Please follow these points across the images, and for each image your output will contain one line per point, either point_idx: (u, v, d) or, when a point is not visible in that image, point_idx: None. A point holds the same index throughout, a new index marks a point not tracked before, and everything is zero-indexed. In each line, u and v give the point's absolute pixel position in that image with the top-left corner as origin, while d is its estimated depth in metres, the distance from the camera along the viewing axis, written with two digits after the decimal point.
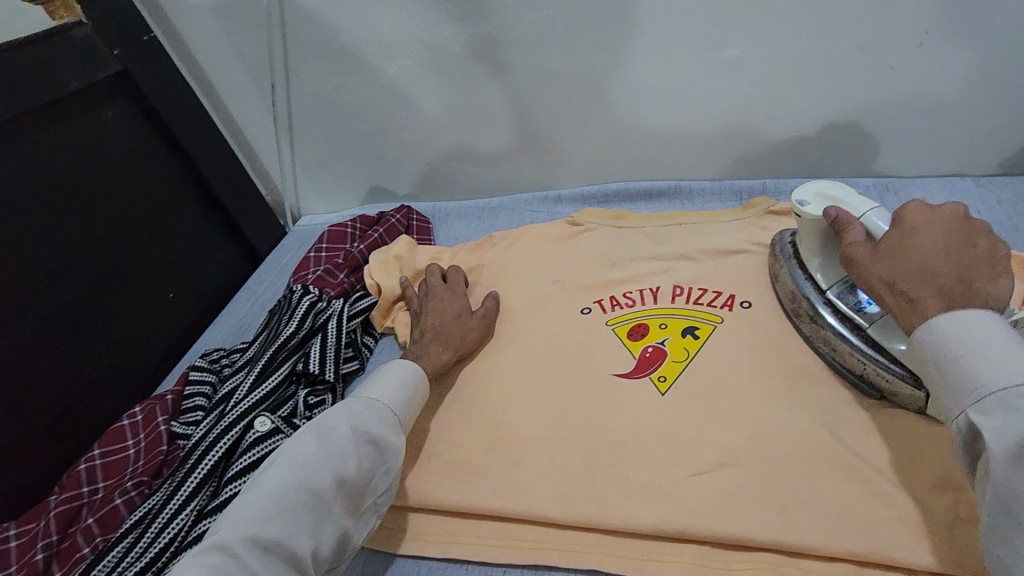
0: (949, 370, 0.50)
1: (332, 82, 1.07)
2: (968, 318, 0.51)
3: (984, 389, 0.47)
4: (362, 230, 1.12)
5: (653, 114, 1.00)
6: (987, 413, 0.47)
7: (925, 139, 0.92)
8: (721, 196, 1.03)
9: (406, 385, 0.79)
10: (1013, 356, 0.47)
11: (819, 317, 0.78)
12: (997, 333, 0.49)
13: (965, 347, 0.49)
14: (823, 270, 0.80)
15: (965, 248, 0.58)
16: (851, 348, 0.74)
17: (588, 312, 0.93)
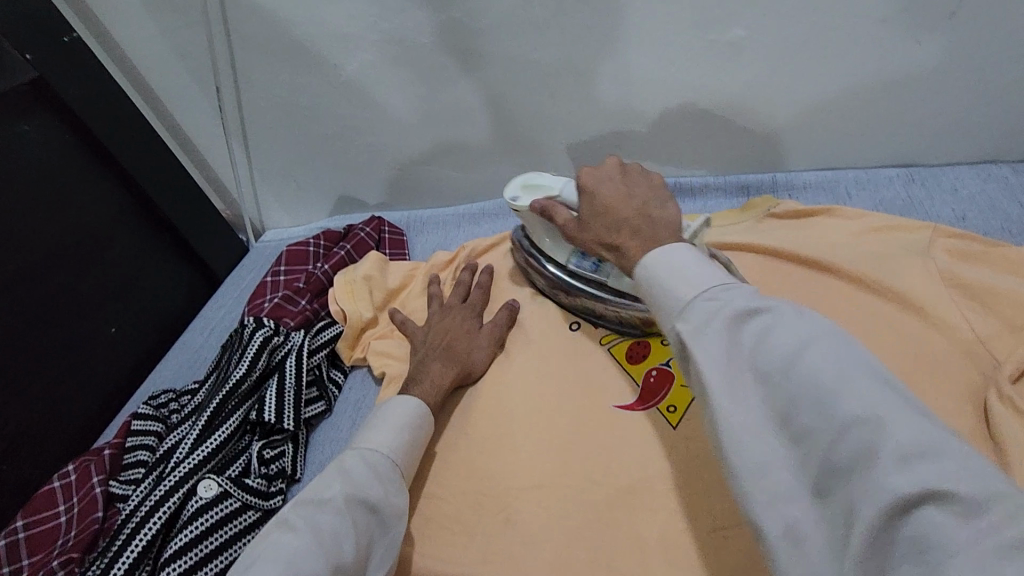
0: (657, 292, 0.45)
1: (286, 84, 0.94)
2: (670, 252, 0.46)
3: (690, 300, 0.42)
4: (326, 247, 0.96)
5: (646, 105, 0.86)
6: (696, 321, 0.41)
7: (954, 122, 0.80)
8: (726, 192, 0.91)
9: (402, 433, 0.60)
10: (707, 267, 0.44)
11: (573, 290, 0.73)
12: (687, 254, 0.46)
13: (670, 268, 0.45)
14: (554, 249, 0.75)
15: (637, 181, 0.62)
16: (603, 302, 0.70)
17: (578, 330, 0.74)
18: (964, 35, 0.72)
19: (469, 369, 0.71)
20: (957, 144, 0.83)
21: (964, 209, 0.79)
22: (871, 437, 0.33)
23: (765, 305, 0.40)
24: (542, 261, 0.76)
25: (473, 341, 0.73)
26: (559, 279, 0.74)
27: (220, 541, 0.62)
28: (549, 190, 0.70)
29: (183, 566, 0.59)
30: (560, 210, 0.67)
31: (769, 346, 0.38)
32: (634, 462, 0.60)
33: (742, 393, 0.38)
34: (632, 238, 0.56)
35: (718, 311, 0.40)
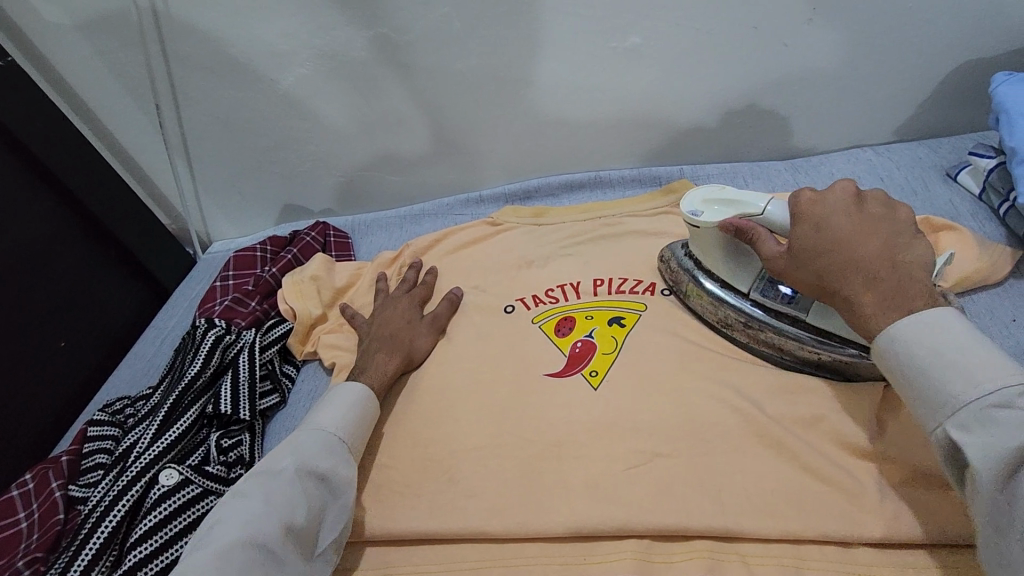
0: (920, 377, 0.47)
1: (225, 98, 0.99)
2: (940, 327, 0.47)
3: (969, 400, 0.44)
4: (273, 252, 1.01)
5: (565, 107, 0.95)
6: (969, 422, 0.43)
7: (826, 113, 0.93)
8: (640, 182, 1.00)
9: (349, 412, 0.66)
10: (985, 357, 0.45)
11: (763, 325, 0.68)
12: (959, 335, 0.46)
13: (927, 352, 0.46)
14: (730, 272, 0.71)
15: (879, 212, 0.56)
16: (794, 343, 0.66)
17: (511, 312, 0.82)
18: (822, 38, 0.85)
19: (412, 354, 0.78)
20: (831, 130, 0.95)
21: None
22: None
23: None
24: (717, 284, 0.72)
25: (416, 330, 0.80)
26: (737, 306, 0.70)
27: (184, 523, 0.66)
28: (748, 209, 0.65)
29: (148, 548, 0.63)
30: (762, 236, 0.62)
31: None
32: (557, 419, 0.68)
33: (1015, 513, 0.40)
34: (864, 292, 0.52)
35: (1008, 422, 0.42)
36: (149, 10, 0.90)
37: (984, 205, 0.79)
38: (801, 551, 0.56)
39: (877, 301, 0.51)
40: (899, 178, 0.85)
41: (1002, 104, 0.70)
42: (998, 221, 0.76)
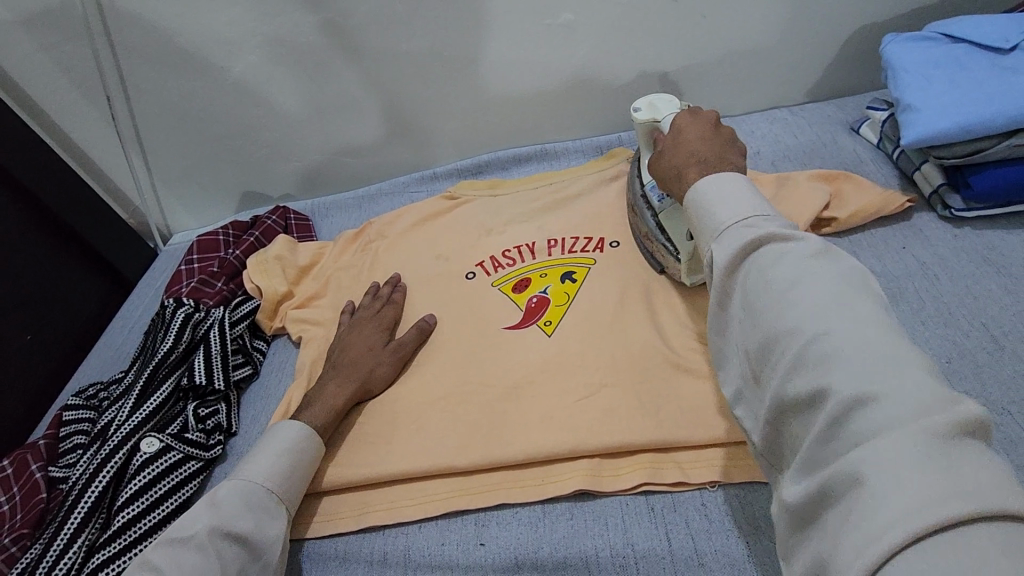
0: (698, 212, 0.49)
1: (176, 89, 1.01)
2: (721, 175, 0.50)
3: (729, 221, 0.46)
4: (236, 236, 1.03)
5: (508, 83, 1.01)
6: (724, 254, 0.45)
7: (747, 79, 1.02)
8: (584, 153, 1.06)
9: (283, 459, 0.65)
10: (745, 195, 0.47)
11: (637, 204, 0.80)
12: (737, 181, 0.49)
13: (714, 192, 0.49)
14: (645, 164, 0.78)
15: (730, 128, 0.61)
16: (648, 232, 0.78)
17: (471, 277, 0.88)
18: (736, 10, 0.93)
19: (364, 375, 0.75)
20: (753, 95, 1.04)
21: (757, 145, 0.96)
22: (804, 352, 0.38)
23: (768, 222, 0.45)
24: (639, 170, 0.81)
25: (376, 354, 0.77)
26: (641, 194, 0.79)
27: (169, 486, 0.70)
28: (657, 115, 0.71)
29: (138, 508, 0.68)
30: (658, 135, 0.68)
31: (766, 276, 0.42)
32: (514, 365, 0.75)
33: (746, 299, 0.43)
34: (697, 169, 0.55)
35: (746, 236, 0.44)
36: (95, 4, 0.92)
37: (882, 153, 0.88)
38: (733, 455, 0.62)
39: (703, 173, 0.55)
40: (811, 135, 0.95)
41: (890, 61, 0.79)
42: (893, 165, 0.86)
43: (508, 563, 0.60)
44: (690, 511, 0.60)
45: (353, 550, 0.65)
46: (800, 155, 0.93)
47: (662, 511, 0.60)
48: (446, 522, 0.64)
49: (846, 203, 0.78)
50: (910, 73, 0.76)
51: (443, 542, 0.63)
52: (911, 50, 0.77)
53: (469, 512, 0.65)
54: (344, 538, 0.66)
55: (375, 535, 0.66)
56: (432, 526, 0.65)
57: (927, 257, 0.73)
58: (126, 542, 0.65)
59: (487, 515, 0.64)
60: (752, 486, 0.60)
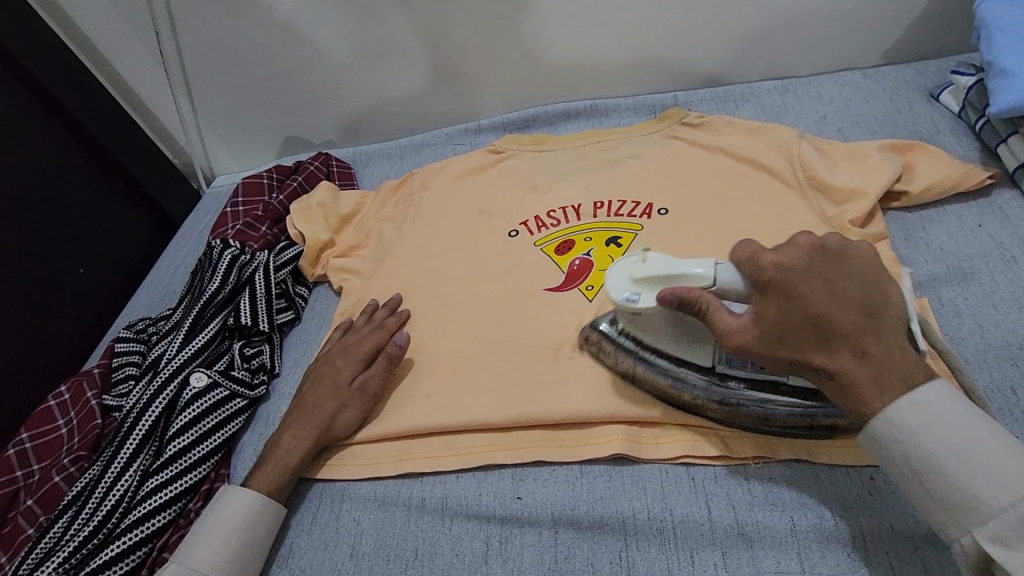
0: (937, 483, 0.46)
1: (223, 25, 1.00)
2: (929, 406, 0.46)
3: (998, 509, 0.43)
4: (279, 180, 1.03)
5: (560, 32, 0.97)
6: (999, 528, 0.43)
7: (817, 37, 0.95)
8: (636, 111, 1.02)
9: (240, 531, 0.62)
10: (995, 454, 0.44)
11: (729, 397, 0.59)
12: (965, 417, 0.45)
13: (946, 449, 0.45)
14: (688, 352, 0.60)
15: (840, 255, 0.50)
16: (781, 414, 0.57)
17: (514, 235, 0.86)
18: None
19: (327, 433, 0.68)
20: (822, 55, 0.97)
21: (826, 110, 0.90)
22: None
23: None
24: (674, 370, 0.61)
25: (340, 398, 0.70)
26: (705, 383, 0.60)
27: (216, 420, 0.73)
28: (697, 278, 0.54)
29: (187, 439, 0.70)
30: (713, 304, 0.52)
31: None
32: (555, 327, 0.74)
33: None
34: (861, 368, 0.47)
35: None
36: None
37: (963, 123, 0.82)
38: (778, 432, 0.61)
39: (870, 377, 0.47)
40: (883, 100, 0.89)
41: (985, 22, 0.72)
42: (975, 137, 0.80)
43: (545, 518, 0.60)
44: (732, 484, 0.59)
45: (392, 495, 0.66)
46: (871, 122, 0.87)
47: (703, 480, 0.60)
48: (483, 474, 0.65)
49: (919, 176, 0.74)
50: (1006, 34, 0.70)
51: (481, 494, 0.63)
52: (1010, 9, 0.71)
53: (507, 466, 0.65)
54: (383, 482, 0.67)
55: (412, 481, 0.67)
56: (469, 478, 0.65)
57: (1004, 237, 0.68)
58: (176, 470, 0.68)
59: (525, 470, 0.64)
60: (796, 462, 0.59)
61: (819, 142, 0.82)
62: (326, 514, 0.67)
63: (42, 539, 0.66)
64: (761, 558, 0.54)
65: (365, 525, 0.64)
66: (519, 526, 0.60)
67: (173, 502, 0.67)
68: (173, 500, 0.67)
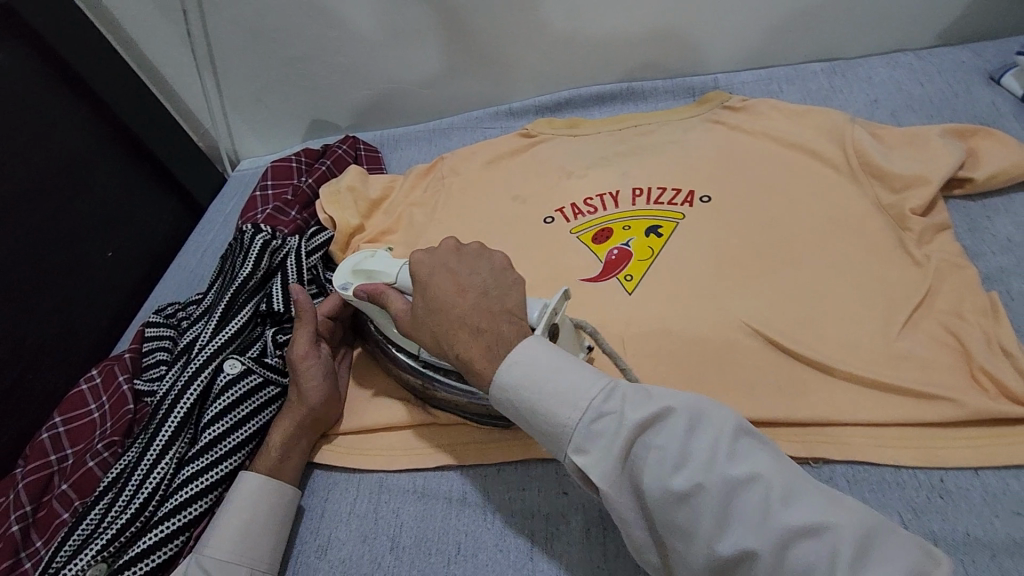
0: (536, 412, 0.48)
1: (251, 5, 0.98)
2: (524, 353, 0.50)
3: (576, 423, 0.46)
4: (308, 163, 1.01)
5: (597, 11, 0.93)
6: (579, 438, 0.46)
7: (869, 16, 0.91)
8: (674, 94, 0.98)
9: (252, 519, 0.61)
10: (569, 376, 0.48)
11: (425, 382, 0.65)
12: (554, 353, 0.50)
13: (534, 380, 0.49)
14: (400, 339, 0.66)
15: (475, 255, 0.60)
16: (467, 399, 0.63)
17: (550, 222, 0.84)
18: None
19: (308, 411, 0.67)
20: (873, 34, 0.93)
21: (878, 94, 0.86)
22: (709, 499, 0.42)
23: (612, 404, 0.46)
24: (395, 355, 0.68)
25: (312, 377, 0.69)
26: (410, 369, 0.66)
27: (251, 408, 0.72)
28: (384, 275, 0.65)
29: (222, 427, 0.69)
30: (389, 296, 0.62)
31: (658, 456, 0.44)
32: (594, 318, 0.72)
33: (651, 499, 0.44)
34: (472, 342, 0.53)
35: (606, 433, 0.46)
36: None
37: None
38: (839, 431, 0.59)
39: (481, 351, 0.52)
40: (941, 83, 0.84)
41: None
42: None
43: (592, 515, 0.59)
44: None
45: (431, 487, 0.65)
46: (927, 105, 0.83)
47: None
48: (525, 468, 0.63)
49: (983, 164, 0.70)
50: None
51: (524, 488, 0.62)
52: None
53: (550, 460, 0.63)
54: (422, 474, 0.66)
55: (452, 474, 0.65)
56: (510, 472, 0.64)
57: None
58: (211, 458, 0.67)
59: (569, 465, 0.62)
60: (863, 465, 0.58)
61: (877, 126, 0.78)
62: (364, 505, 0.65)
63: (78, 527, 0.65)
64: None
65: (404, 517, 0.63)
66: (565, 522, 0.59)
67: (210, 491, 0.66)
68: (209, 489, 0.66)
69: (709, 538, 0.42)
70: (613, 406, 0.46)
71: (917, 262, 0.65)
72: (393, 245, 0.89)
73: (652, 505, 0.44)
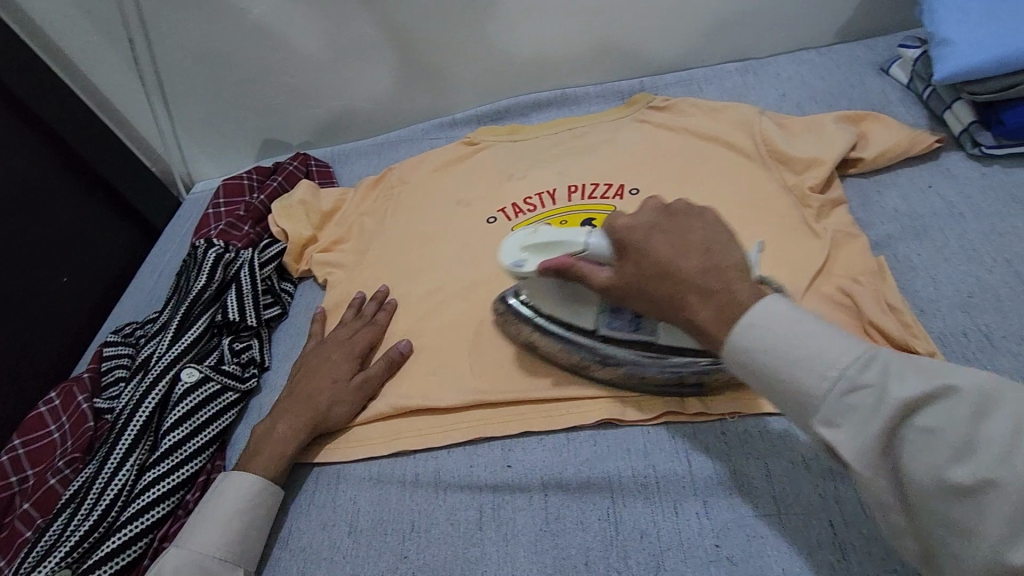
0: (777, 374, 0.45)
1: (196, 32, 1.02)
2: (759, 311, 0.46)
3: (822, 392, 0.43)
4: (259, 181, 1.05)
5: (525, 24, 1.00)
6: (825, 409, 0.43)
7: (772, 20, 0.99)
8: (604, 98, 1.05)
9: (231, 518, 0.63)
10: (815, 341, 0.44)
11: (608, 358, 0.64)
12: (794, 316, 0.45)
13: (781, 347, 0.45)
14: (571, 313, 0.66)
15: (686, 212, 0.55)
16: (653, 370, 0.63)
17: (493, 222, 0.89)
18: None
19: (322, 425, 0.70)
20: (779, 35, 1.01)
21: (785, 89, 0.94)
22: (1008, 497, 0.37)
23: (867, 375, 0.41)
24: (563, 334, 0.67)
25: (333, 393, 0.71)
26: (591, 346, 0.65)
27: (211, 413, 0.74)
28: (572, 244, 0.59)
29: (182, 433, 0.71)
30: (585, 270, 0.58)
31: (930, 438, 0.39)
32: None
33: (922, 488, 0.40)
34: (706, 307, 0.49)
35: (860, 408, 0.41)
36: None
37: (912, 93, 0.87)
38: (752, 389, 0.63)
39: (712, 315, 0.49)
40: (838, 76, 0.93)
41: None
42: (923, 105, 0.84)
43: (535, 483, 0.63)
44: (710, 438, 0.61)
45: (385, 473, 0.68)
46: (828, 97, 0.91)
47: (683, 438, 0.62)
48: (473, 448, 0.67)
49: (873, 144, 0.78)
50: (945, 8, 0.74)
51: (473, 465, 0.66)
52: None
53: (496, 438, 0.67)
54: (376, 463, 0.69)
55: (406, 460, 0.69)
56: (460, 453, 0.67)
57: (952, 195, 0.73)
58: (173, 463, 0.70)
59: (513, 440, 0.67)
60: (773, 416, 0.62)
61: (779, 117, 0.86)
62: (322, 497, 0.68)
63: (41, 539, 0.67)
64: (738, 503, 0.57)
65: (361, 502, 0.67)
66: (509, 493, 0.63)
67: (172, 493, 0.68)
68: (171, 492, 0.68)
69: (996, 541, 0.37)
70: (872, 377, 0.41)
71: (817, 233, 0.72)
72: (346, 253, 0.93)
73: (922, 496, 0.40)
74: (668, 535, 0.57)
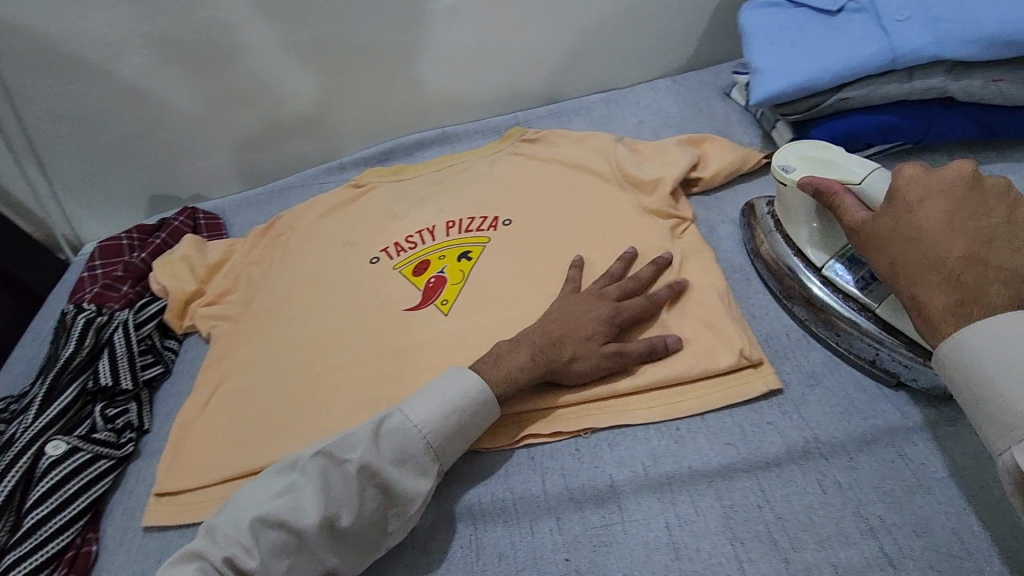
0: (988, 388, 0.48)
1: (65, 95, 1.01)
2: (997, 324, 0.49)
3: None
4: (140, 239, 1.04)
5: (398, 69, 1.04)
6: None
7: (628, 53, 1.07)
8: (483, 133, 1.10)
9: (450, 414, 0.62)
10: None
11: (817, 299, 0.70)
12: None
13: (1002, 365, 0.47)
14: (813, 246, 0.73)
15: (994, 194, 0.57)
16: (855, 333, 0.67)
17: (375, 262, 0.90)
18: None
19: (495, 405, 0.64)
20: (635, 67, 1.09)
21: (644, 116, 1.02)
22: None
23: None
24: (792, 249, 0.74)
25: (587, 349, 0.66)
26: (807, 279, 0.72)
27: (80, 484, 0.72)
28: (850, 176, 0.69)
29: (47, 508, 0.69)
30: (846, 202, 0.65)
31: None
32: (415, 343, 0.79)
33: None
34: (938, 296, 0.54)
35: None
36: None
37: (750, 114, 0.95)
38: (604, 404, 0.67)
39: (946, 301, 0.53)
40: (689, 102, 1.01)
41: (744, 28, 0.84)
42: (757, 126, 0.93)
43: None
44: (565, 455, 0.65)
45: None
46: (680, 121, 0.99)
47: (541, 458, 0.65)
48: None
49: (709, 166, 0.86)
50: (758, 39, 0.82)
51: None
52: (760, 16, 0.83)
53: None
54: None
55: None
56: None
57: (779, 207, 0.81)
58: (36, 541, 0.67)
59: None
60: (619, 427, 0.66)
61: (631, 143, 0.93)
62: None
63: None
64: (587, 513, 0.60)
65: None
66: None
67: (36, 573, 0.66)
68: (34, 571, 0.66)
69: None
70: None
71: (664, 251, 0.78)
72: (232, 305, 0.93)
73: None
74: (523, 553, 0.59)
